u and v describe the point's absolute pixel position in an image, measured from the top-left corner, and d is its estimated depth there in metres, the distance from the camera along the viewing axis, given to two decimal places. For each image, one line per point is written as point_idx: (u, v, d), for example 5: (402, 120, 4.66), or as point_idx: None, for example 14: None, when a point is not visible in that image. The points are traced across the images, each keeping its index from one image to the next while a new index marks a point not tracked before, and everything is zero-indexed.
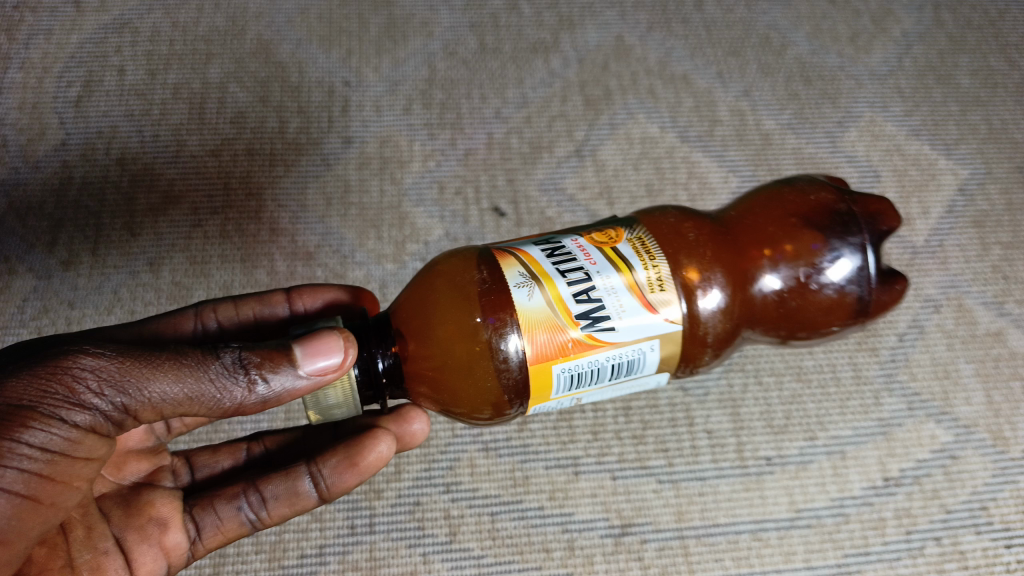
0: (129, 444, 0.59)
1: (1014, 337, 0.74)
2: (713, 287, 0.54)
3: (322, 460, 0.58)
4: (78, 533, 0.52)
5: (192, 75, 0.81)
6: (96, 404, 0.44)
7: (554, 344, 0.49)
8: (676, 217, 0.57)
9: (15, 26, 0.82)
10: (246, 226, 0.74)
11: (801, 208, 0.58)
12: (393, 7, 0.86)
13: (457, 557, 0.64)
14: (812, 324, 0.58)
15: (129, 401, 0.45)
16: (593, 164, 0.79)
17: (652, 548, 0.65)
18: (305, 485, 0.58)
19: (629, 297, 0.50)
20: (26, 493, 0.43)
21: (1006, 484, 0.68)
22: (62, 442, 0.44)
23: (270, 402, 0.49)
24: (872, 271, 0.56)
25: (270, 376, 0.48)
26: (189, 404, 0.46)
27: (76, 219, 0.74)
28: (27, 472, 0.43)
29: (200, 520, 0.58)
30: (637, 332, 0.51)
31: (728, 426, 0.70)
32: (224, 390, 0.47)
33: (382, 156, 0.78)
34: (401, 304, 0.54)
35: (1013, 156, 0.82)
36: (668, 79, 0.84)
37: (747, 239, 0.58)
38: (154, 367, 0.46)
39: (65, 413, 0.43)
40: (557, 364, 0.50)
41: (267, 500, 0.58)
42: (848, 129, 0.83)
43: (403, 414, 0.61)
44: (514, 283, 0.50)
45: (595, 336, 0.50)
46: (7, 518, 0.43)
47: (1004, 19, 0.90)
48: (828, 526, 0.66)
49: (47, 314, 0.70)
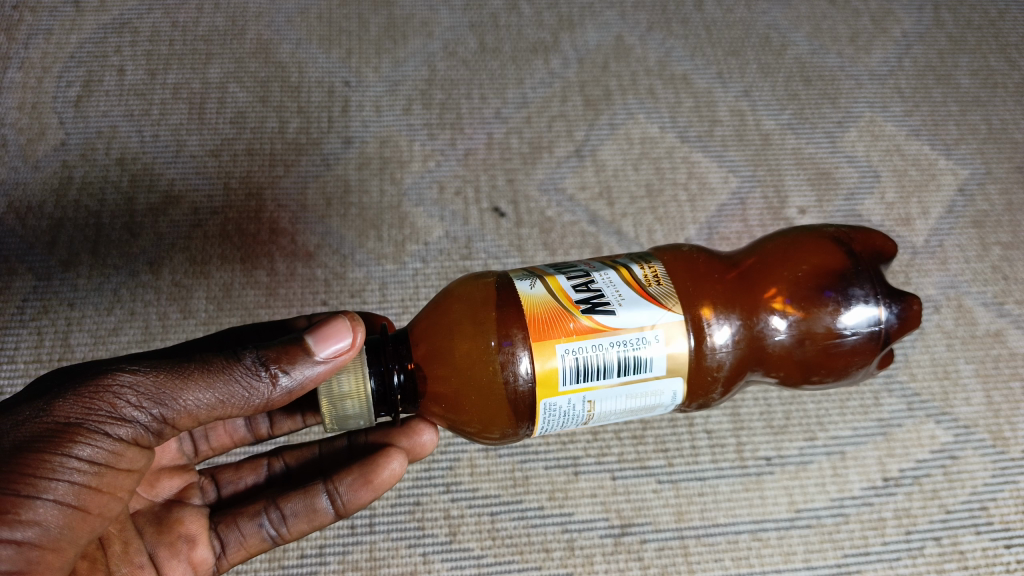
0: (162, 461, 0.59)
1: (1014, 337, 0.74)
2: (723, 325, 0.53)
3: (337, 477, 0.58)
4: (117, 548, 0.53)
5: (192, 75, 0.81)
6: (136, 417, 0.46)
7: (555, 325, 0.49)
8: (690, 253, 0.57)
9: (15, 26, 0.82)
10: (247, 226, 0.74)
11: (816, 255, 0.57)
12: (393, 7, 0.86)
13: (457, 557, 0.64)
14: (825, 367, 0.56)
15: (166, 412, 0.46)
16: (593, 164, 0.79)
17: (652, 548, 0.65)
18: (322, 502, 0.58)
19: (627, 288, 0.51)
20: (76, 504, 0.44)
21: (1006, 484, 0.68)
22: (107, 455, 0.45)
23: (296, 393, 0.49)
24: (882, 320, 0.55)
25: (291, 368, 0.48)
26: (223, 409, 0.48)
27: (75, 219, 0.74)
28: (77, 484, 0.44)
29: (225, 537, 0.58)
30: (639, 319, 0.50)
31: (727, 425, 0.70)
32: (251, 388, 0.48)
33: (382, 156, 0.78)
34: (417, 331, 0.53)
35: (1013, 157, 0.82)
36: (668, 79, 0.84)
37: (760, 280, 0.57)
38: (184, 376, 0.47)
39: (109, 428, 0.45)
40: (558, 344, 0.49)
41: (287, 517, 0.58)
42: (848, 129, 0.83)
43: (413, 426, 0.61)
44: (517, 278, 0.53)
45: (595, 319, 0.49)
46: (59, 528, 0.43)
47: (1005, 19, 0.90)
48: (828, 527, 0.67)
49: (47, 314, 0.70)
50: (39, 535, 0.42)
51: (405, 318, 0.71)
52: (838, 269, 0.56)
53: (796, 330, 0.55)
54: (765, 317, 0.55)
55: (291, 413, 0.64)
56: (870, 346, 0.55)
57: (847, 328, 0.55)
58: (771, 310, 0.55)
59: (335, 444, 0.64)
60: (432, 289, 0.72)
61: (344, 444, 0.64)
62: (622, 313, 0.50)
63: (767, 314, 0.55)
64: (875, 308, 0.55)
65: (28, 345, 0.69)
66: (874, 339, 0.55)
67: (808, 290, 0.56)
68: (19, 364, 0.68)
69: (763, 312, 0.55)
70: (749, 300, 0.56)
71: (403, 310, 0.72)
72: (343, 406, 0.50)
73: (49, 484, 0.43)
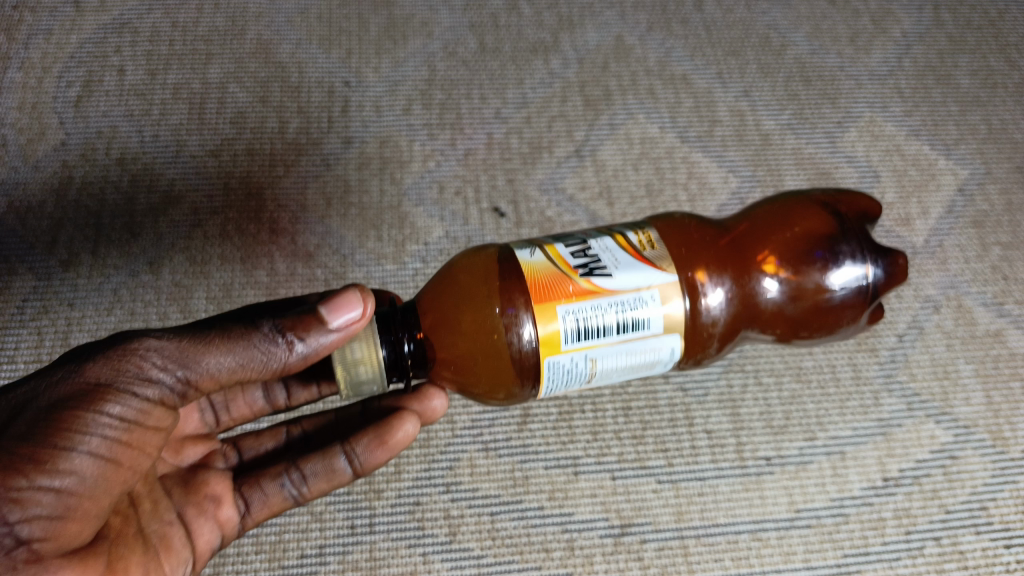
0: (185, 428, 0.60)
1: (1015, 337, 0.74)
2: (716, 284, 0.54)
3: (354, 438, 0.58)
4: (145, 507, 0.53)
5: (192, 75, 0.81)
6: (162, 378, 0.46)
7: (556, 288, 0.49)
8: (681, 219, 0.57)
9: (15, 25, 0.82)
10: (247, 226, 0.74)
11: (805, 219, 0.58)
12: (393, 7, 0.86)
13: (457, 557, 0.64)
14: (815, 323, 0.57)
15: (190, 374, 0.47)
16: (593, 164, 0.79)
17: (652, 548, 0.65)
18: (340, 463, 0.58)
19: (622, 253, 0.51)
20: (109, 457, 0.45)
21: (1006, 484, 0.68)
22: (137, 413, 0.46)
23: (312, 358, 0.49)
24: (869, 278, 0.56)
25: (305, 335, 0.48)
26: (244, 373, 0.48)
27: (76, 219, 0.74)
28: (109, 438, 0.44)
29: (249, 497, 0.58)
30: (636, 280, 0.50)
31: (727, 425, 0.70)
32: (269, 353, 0.48)
33: (382, 156, 0.78)
34: (425, 301, 0.53)
35: (1013, 157, 0.82)
36: (668, 79, 0.84)
37: (751, 243, 0.57)
38: (206, 340, 0.47)
39: (138, 388, 0.46)
40: (563, 305, 0.49)
41: (307, 477, 0.58)
42: (848, 129, 0.83)
43: (425, 391, 0.61)
44: (516, 248, 0.53)
45: (594, 281, 0.50)
46: (93, 478, 0.44)
47: (1004, 19, 0.90)
48: (828, 527, 0.67)
49: (47, 314, 0.70)
50: (74, 484, 0.43)
51: None
52: (826, 231, 0.56)
53: (788, 290, 0.56)
54: (757, 277, 0.56)
55: (307, 383, 0.64)
56: (859, 304, 0.56)
57: (836, 285, 0.55)
58: (763, 270, 0.56)
59: (350, 410, 0.64)
60: None
61: (360, 410, 0.64)
62: (620, 275, 0.50)
63: (758, 275, 0.56)
64: (863, 267, 0.56)
65: (28, 345, 0.69)
66: (863, 297, 0.56)
67: (798, 250, 0.56)
68: (20, 364, 0.68)
69: (755, 272, 0.56)
70: (740, 262, 0.56)
71: None
72: (357, 376, 0.50)
73: (81, 438, 0.43)
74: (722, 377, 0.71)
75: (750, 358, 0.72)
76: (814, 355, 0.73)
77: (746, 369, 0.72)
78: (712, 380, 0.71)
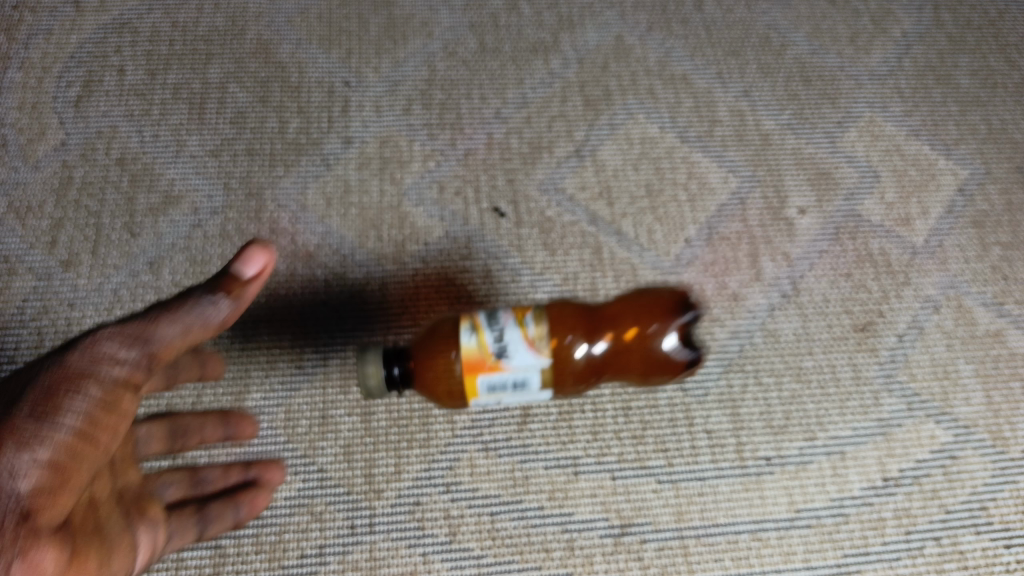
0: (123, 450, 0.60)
1: (1014, 337, 0.74)
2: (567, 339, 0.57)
3: (246, 497, 0.63)
4: (105, 505, 0.52)
5: (192, 75, 0.81)
6: (122, 363, 0.49)
7: (472, 364, 0.53)
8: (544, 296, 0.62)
9: (14, 25, 0.82)
10: (246, 226, 0.74)
11: (649, 300, 0.63)
12: (393, 7, 0.86)
13: (457, 557, 0.64)
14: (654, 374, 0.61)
15: (144, 353, 0.50)
16: (593, 164, 0.79)
17: (652, 548, 0.65)
18: (234, 514, 0.62)
19: (522, 347, 0.53)
20: (78, 439, 0.46)
21: (1006, 484, 0.68)
22: (104, 399, 0.47)
23: (240, 310, 0.54)
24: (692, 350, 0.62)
25: (237, 289, 0.53)
26: (190, 335, 0.51)
27: (75, 219, 0.74)
28: (77, 420, 0.46)
29: (166, 528, 0.58)
30: (526, 369, 0.54)
31: (727, 425, 0.70)
32: (208, 310, 0.52)
33: (382, 156, 0.78)
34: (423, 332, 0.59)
35: (1013, 157, 0.82)
36: (668, 79, 0.84)
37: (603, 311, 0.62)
38: (153, 317, 0.50)
39: (99, 376, 0.47)
40: (480, 381, 0.54)
41: (207, 525, 0.61)
42: (848, 129, 0.83)
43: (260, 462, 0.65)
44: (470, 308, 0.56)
45: (496, 369, 0.53)
46: (63, 458, 0.45)
47: (1004, 19, 0.90)
48: (828, 526, 0.67)
49: (47, 314, 0.70)
50: (48, 463, 0.44)
51: (404, 317, 0.72)
52: (664, 307, 0.62)
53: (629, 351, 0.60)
54: (596, 338, 0.59)
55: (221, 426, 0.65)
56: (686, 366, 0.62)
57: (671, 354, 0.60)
58: (601, 333, 0.59)
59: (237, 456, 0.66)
60: (431, 289, 0.73)
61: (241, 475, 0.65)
62: (524, 361, 0.53)
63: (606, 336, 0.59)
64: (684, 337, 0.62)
65: (29, 345, 0.69)
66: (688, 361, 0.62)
67: (636, 316, 0.61)
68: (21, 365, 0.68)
69: (595, 333, 0.59)
70: (581, 322, 0.59)
71: (403, 310, 0.72)
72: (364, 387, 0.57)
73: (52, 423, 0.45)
74: (722, 377, 0.71)
75: (751, 357, 0.72)
76: (814, 355, 0.73)
77: (746, 369, 0.72)
78: (713, 380, 0.71)
